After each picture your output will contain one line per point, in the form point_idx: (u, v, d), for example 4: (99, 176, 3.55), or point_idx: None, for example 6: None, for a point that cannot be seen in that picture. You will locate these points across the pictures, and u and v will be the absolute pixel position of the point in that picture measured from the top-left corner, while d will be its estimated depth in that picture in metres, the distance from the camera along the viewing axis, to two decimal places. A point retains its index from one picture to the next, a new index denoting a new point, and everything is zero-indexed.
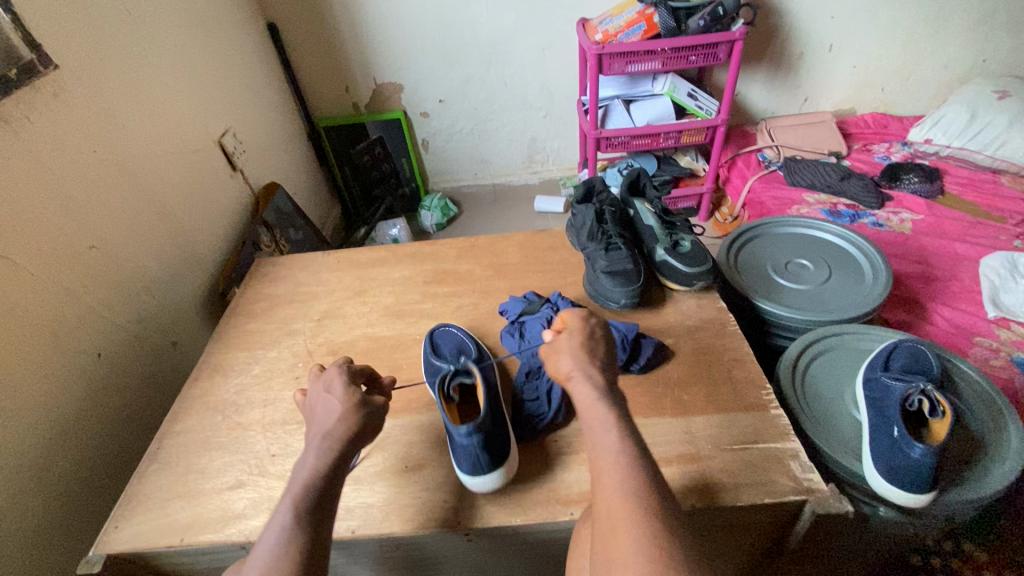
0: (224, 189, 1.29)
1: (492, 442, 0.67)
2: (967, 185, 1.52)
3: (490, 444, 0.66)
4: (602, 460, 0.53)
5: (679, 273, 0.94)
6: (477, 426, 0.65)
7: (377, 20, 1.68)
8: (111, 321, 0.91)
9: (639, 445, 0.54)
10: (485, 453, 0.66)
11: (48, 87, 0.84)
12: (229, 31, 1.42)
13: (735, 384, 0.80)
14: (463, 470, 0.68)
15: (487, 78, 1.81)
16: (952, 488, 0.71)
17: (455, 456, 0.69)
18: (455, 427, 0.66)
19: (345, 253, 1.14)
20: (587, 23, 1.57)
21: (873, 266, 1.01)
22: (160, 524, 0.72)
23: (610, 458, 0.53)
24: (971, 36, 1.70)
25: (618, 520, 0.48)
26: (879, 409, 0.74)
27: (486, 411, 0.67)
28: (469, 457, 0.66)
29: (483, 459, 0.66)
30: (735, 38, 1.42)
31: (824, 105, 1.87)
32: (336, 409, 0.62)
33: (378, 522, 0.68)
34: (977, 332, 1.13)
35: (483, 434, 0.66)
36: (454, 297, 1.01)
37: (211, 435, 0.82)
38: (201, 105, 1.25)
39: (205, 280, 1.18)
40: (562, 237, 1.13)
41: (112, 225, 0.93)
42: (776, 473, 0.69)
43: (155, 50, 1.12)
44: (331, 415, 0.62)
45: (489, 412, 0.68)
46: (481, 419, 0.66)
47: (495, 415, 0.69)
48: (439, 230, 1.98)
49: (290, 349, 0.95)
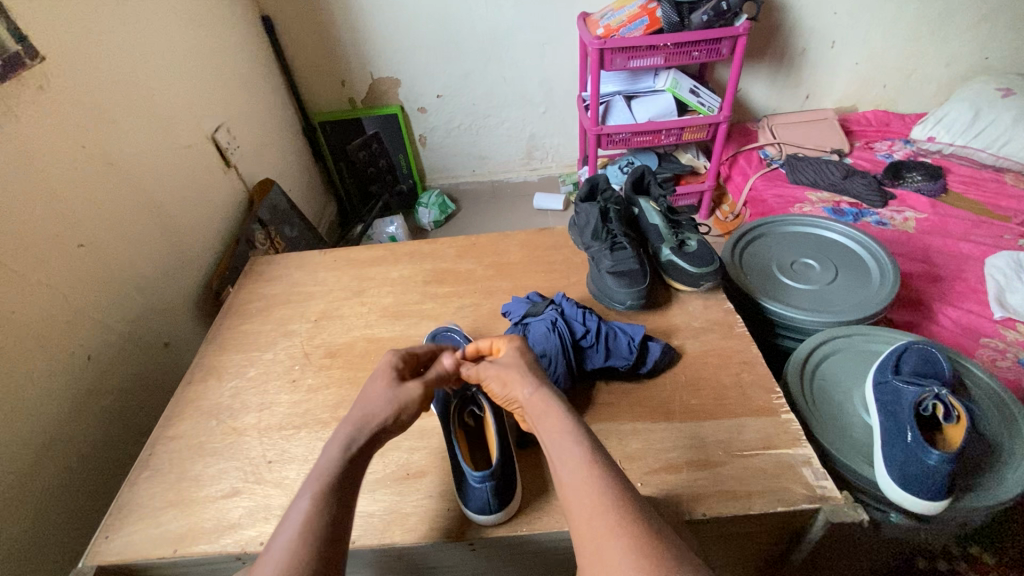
0: (217, 185, 1.26)
1: (505, 492, 0.65)
2: (971, 184, 1.51)
3: (502, 493, 0.65)
4: (572, 481, 0.51)
5: (686, 273, 0.91)
6: (491, 473, 0.64)
7: (375, 13, 1.64)
8: (101, 322, 0.89)
9: (604, 463, 0.52)
10: (495, 501, 0.64)
11: (34, 79, 0.81)
12: (223, 23, 1.39)
13: (744, 388, 0.78)
14: (465, 506, 0.66)
15: (486, 73, 1.78)
16: (966, 494, 0.70)
17: (460, 491, 0.67)
18: (468, 471, 0.65)
19: (343, 251, 1.12)
20: (588, 18, 1.55)
21: (881, 265, 0.99)
22: (152, 534, 0.69)
23: (578, 477, 0.51)
24: (975, 33, 1.68)
25: (599, 541, 0.47)
26: (891, 413, 0.73)
27: (500, 458, 0.66)
28: (474, 498, 0.65)
29: (493, 508, 0.64)
30: (739, 33, 1.39)
31: (826, 102, 1.86)
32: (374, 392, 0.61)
33: (379, 532, 0.66)
34: (983, 332, 1.12)
35: (496, 482, 0.64)
36: (454, 297, 0.99)
37: (205, 440, 0.80)
38: (194, 100, 1.22)
39: (198, 279, 1.15)
40: (565, 235, 1.10)
41: (101, 224, 0.90)
42: (789, 481, 0.67)
43: (145, 42, 1.08)
44: (371, 397, 0.61)
45: (502, 460, 0.67)
46: (495, 466, 0.65)
47: (508, 464, 0.68)
48: (437, 227, 1.96)
49: (287, 351, 0.92)
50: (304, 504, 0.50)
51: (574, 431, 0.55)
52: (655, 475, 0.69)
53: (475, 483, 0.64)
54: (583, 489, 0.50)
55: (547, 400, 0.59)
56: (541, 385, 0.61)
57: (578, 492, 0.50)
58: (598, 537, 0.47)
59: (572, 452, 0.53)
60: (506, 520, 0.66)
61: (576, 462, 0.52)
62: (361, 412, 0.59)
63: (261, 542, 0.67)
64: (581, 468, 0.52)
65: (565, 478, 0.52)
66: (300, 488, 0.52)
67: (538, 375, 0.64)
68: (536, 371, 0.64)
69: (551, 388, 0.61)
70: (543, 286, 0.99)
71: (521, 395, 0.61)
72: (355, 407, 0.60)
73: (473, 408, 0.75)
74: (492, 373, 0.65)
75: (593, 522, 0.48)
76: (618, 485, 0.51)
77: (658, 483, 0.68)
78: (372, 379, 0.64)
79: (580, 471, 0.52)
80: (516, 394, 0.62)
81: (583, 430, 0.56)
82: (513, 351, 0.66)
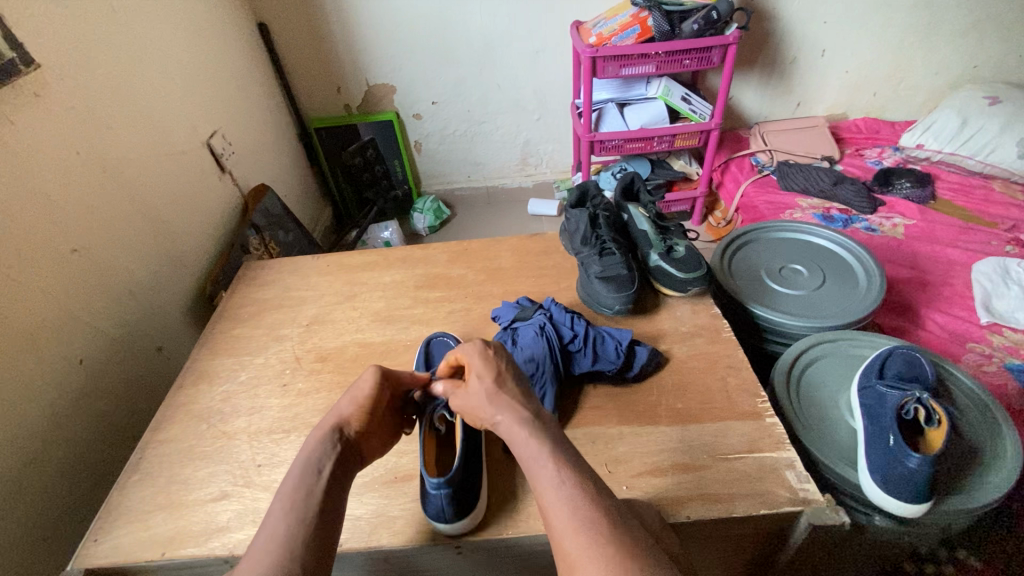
0: (212, 191, 1.27)
1: (463, 501, 0.64)
2: (958, 191, 1.53)
3: (460, 502, 0.64)
4: (548, 501, 0.51)
5: (673, 278, 0.92)
6: (448, 480, 0.64)
7: (370, 21, 1.66)
8: (94, 326, 0.89)
9: (585, 477, 0.53)
10: (452, 510, 0.64)
11: (29, 86, 0.82)
12: (219, 31, 1.40)
13: (730, 392, 0.79)
14: (427, 516, 0.65)
15: (481, 80, 1.80)
16: (947, 497, 0.70)
17: (422, 501, 0.67)
18: (428, 477, 0.65)
19: (335, 256, 1.13)
20: (581, 27, 1.57)
21: (867, 270, 1.00)
22: (141, 537, 0.69)
23: (553, 496, 0.51)
24: (962, 42, 1.71)
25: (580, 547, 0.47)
26: (874, 417, 0.74)
27: (460, 467, 0.66)
28: (434, 508, 0.64)
29: (449, 517, 0.64)
30: (729, 42, 1.41)
31: (817, 110, 1.88)
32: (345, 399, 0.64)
33: (367, 535, 0.66)
34: (969, 338, 1.13)
35: (453, 490, 0.64)
36: (445, 302, 1.00)
37: (196, 444, 0.80)
38: (189, 106, 1.23)
39: (191, 284, 1.16)
40: (555, 241, 1.11)
41: (95, 229, 0.91)
42: (772, 484, 0.67)
43: (141, 49, 1.09)
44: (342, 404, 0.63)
45: (462, 468, 0.66)
46: (453, 473, 0.64)
47: (471, 473, 0.68)
48: (432, 233, 1.97)
49: (278, 355, 0.93)
50: (279, 511, 0.52)
51: (546, 451, 0.55)
52: (641, 478, 0.69)
53: (432, 490, 0.64)
54: (558, 508, 0.50)
55: (512, 425, 0.58)
56: (507, 411, 0.59)
57: (554, 510, 0.50)
58: (572, 557, 0.47)
59: (546, 473, 0.53)
60: (463, 531, 0.65)
61: (551, 480, 0.52)
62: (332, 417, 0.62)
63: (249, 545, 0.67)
64: (557, 489, 0.51)
65: (541, 499, 0.52)
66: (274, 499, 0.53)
67: (507, 404, 0.59)
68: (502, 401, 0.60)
69: (516, 409, 0.59)
70: (533, 291, 1.00)
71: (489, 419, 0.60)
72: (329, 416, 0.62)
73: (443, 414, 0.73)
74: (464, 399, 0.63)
75: (569, 542, 0.48)
76: (600, 487, 0.52)
77: (643, 486, 0.68)
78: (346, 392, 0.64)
79: (558, 487, 0.52)
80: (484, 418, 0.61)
81: (559, 447, 0.55)
82: (475, 376, 0.62)
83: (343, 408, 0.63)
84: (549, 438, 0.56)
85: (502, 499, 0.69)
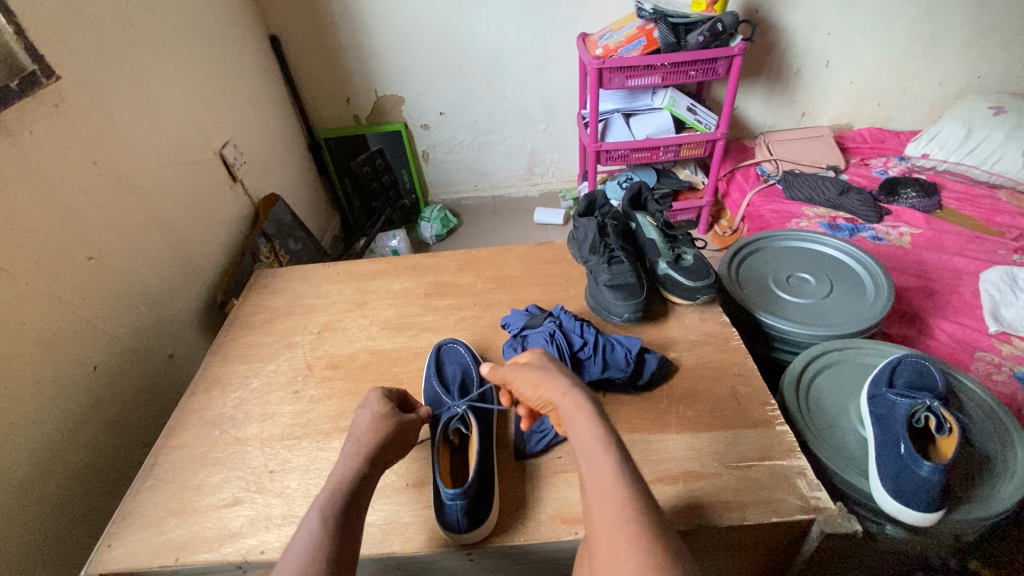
0: (224, 200, 1.29)
1: (477, 512, 0.65)
2: (964, 200, 1.53)
3: (474, 514, 0.65)
4: (598, 487, 0.51)
5: (681, 287, 0.93)
6: (464, 492, 0.64)
7: (379, 34, 1.69)
8: (108, 333, 0.90)
9: (630, 465, 0.53)
10: (466, 520, 0.64)
11: (49, 97, 0.84)
12: (232, 44, 1.43)
13: (739, 400, 0.79)
14: (441, 524, 0.66)
15: (488, 91, 1.83)
16: (959, 506, 0.70)
17: (437, 509, 0.67)
18: (443, 487, 0.65)
19: (346, 264, 1.14)
20: (587, 38, 1.59)
21: (874, 279, 1.01)
22: (154, 543, 0.70)
23: (602, 483, 0.51)
24: (966, 53, 1.72)
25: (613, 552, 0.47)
26: (885, 426, 0.74)
27: (475, 479, 0.67)
28: (449, 518, 0.65)
29: (463, 527, 0.64)
30: (734, 54, 1.43)
31: (821, 120, 1.89)
32: (371, 419, 0.67)
33: (379, 541, 0.66)
34: (978, 347, 1.13)
35: (468, 501, 0.65)
36: (455, 310, 1.01)
37: (209, 451, 0.81)
38: (202, 117, 1.25)
39: (203, 292, 1.17)
40: (564, 249, 1.12)
41: (109, 238, 0.92)
42: (783, 492, 0.68)
43: (157, 61, 1.12)
44: (368, 424, 0.67)
45: (477, 482, 0.67)
46: (468, 485, 0.65)
47: (484, 486, 0.68)
48: (439, 241, 1.98)
49: (290, 362, 0.94)
50: (314, 524, 0.53)
51: (603, 438, 0.54)
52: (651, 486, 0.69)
53: (448, 501, 0.64)
54: (604, 495, 0.50)
55: (574, 396, 0.59)
56: (574, 382, 0.61)
57: (602, 497, 0.50)
58: (615, 547, 0.47)
59: (601, 460, 0.53)
60: (477, 540, 0.65)
61: (602, 468, 0.52)
62: (360, 437, 0.65)
63: (262, 551, 0.67)
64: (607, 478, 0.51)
65: (590, 482, 0.52)
66: (307, 511, 0.55)
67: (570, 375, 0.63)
68: (565, 372, 0.64)
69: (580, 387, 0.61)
70: (542, 299, 1.01)
71: (556, 396, 0.61)
72: (358, 436, 0.65)
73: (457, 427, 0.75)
74: (523, 379, 0.64)
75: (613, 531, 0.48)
76: None
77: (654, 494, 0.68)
78: (369, 415, 0.68)
79: (605, 476, 0.52)
80: (548, 394, 0.62)
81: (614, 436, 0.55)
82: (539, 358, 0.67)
83: (365, 430, 0.66)
84: (605, 425, 0.56)
85: (513, 506, 0.69)
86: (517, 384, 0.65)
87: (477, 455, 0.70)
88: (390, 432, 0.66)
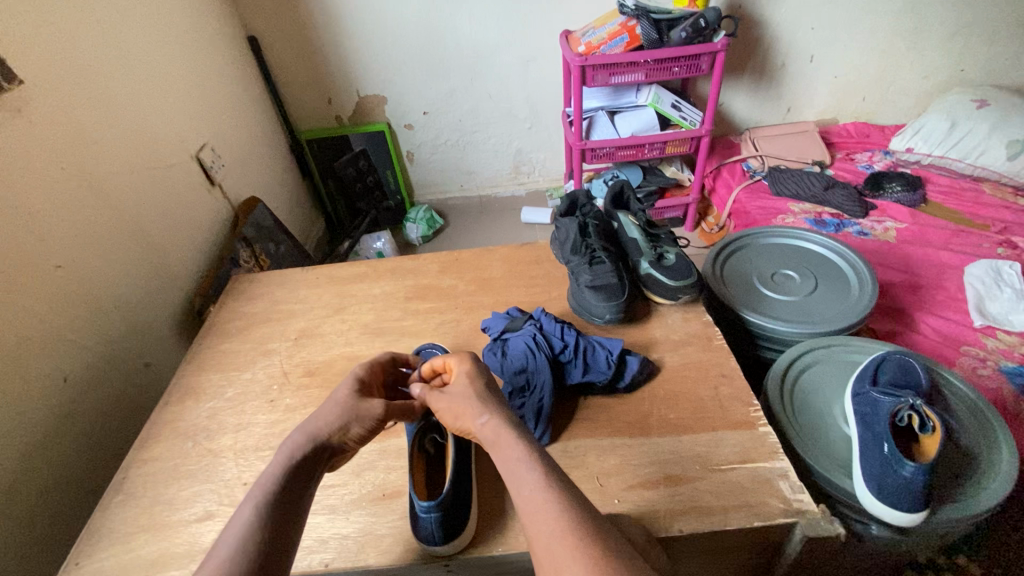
0: (201, 203, 1.26)
1: (453, 525, 0.63)
2: (949, 194, 1.54)
3: (450, 527, 0.63)
4: (530, 508, 0.50)
5: (663, 286, 0.92)
6: (438, 504, 0.63)
7: (360, 32, 1.66)
8: (79, 343, 0.88)
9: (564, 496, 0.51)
10: (441, 534, 0.62)
11: (11, 102, 0.81)
12: (209, 46, 1.40)
13: (722, 401, 0.78)
14: (416, 539, 0.64)
15: (471, 90, 1.81)
16: (945, 506, 0.69)
17: (412, 524, 0.66)
18: (417, 500, 0.64)
19: (325, 268, 1.12)
20: (570, 35, 1.57)
21: (859, 276, 1.00)
22: (122, 560, 0.68)
23: (534, 506, 0.50)
24: (949, 46, 1.72)
25: (557, 561, 0.45)
26: (868, 425, 0.73)
27: (451, 490, 0.65)
28: (424, 533, 0.63)
29: (439, 541, 0.62)
30: (717, 49, 1.41)
31: (807, 115, 1.89)
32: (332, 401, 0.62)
33: (354, 554, 0.65)
34: (964, 341, 1.12)
35: (443, 513, 0.63)
36: (435, 313, 0.99)
37: (180, 463, 0.79)
38: (177, 120, 1.23)
39: (180, 298, 1.15)
40: (546, 249, 1.11)
41: (78, 246, 0.90)
42: (765, 495, 0.66)
43: (127, 61, 1.09)
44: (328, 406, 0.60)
45: (453, 492, 0.65)
46: (443, 496, 0.64)
47: (461, 495, 0.67)
48: (425, 242, 1.97)
49: (266, 370, 0.92)
50: (247, 513, 0.48)
51: (526, 460, 0.54)
52: (632, 491, 0.68)
53: (422, 513, 0.63)
54: (544, 517, 0.48)
55: (499, 428, 0.59)
56: (494, 414, 0.60)
57: (537, 517, 0.49)
58: (551, 563, 0.45)
59: (532, 475, 0.52)
60: (454, 553, 0.64)
61: (535, 485, 0.51)
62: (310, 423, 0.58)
63: None
64: (541, 495, 0.50)
65: (524, 503, 0.51)
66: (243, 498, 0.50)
67: (493, 402, 0.63)
68: (492, 396, 0.63)
69: (503, 414, 0.60)
70: (524, 301, 1.00)
71: (475, 424, 0.60)
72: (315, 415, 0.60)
73: (433, 436, 0.74)
74: (446, 404, 0.64)
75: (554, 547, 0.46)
76: (578, 502, 0.50)
77: (634, 499, 0.67)
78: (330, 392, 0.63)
79: (541, 494, 0.50)
80: (469, 425, 0.61)
81: (538, 456, 0.55)
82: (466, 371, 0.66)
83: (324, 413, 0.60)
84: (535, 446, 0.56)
85: (492, 517, 0.67)
86: (441, 408, 0.64)
87: (453, 464, 0.68)
88: (348, 419, 0.60)
